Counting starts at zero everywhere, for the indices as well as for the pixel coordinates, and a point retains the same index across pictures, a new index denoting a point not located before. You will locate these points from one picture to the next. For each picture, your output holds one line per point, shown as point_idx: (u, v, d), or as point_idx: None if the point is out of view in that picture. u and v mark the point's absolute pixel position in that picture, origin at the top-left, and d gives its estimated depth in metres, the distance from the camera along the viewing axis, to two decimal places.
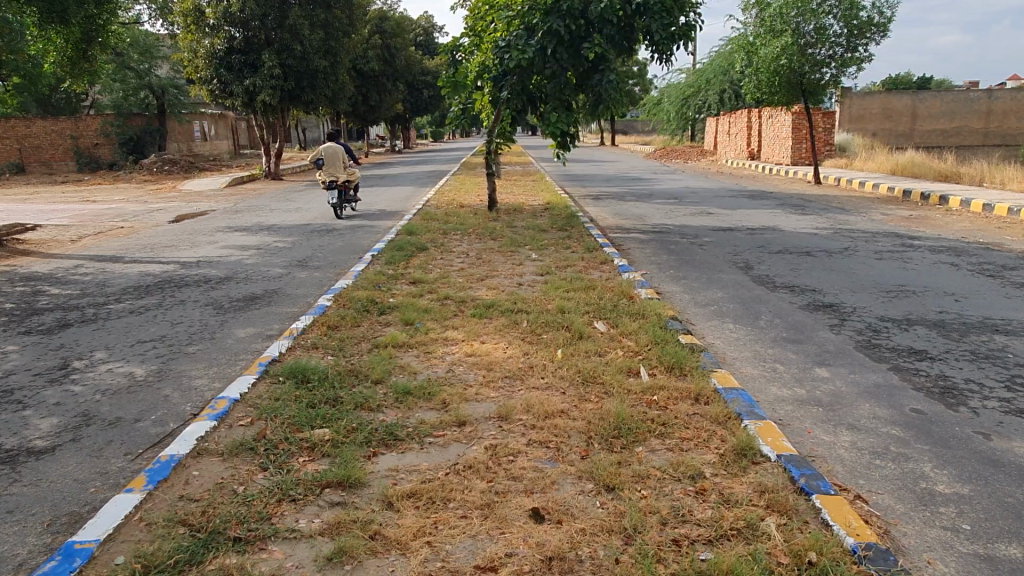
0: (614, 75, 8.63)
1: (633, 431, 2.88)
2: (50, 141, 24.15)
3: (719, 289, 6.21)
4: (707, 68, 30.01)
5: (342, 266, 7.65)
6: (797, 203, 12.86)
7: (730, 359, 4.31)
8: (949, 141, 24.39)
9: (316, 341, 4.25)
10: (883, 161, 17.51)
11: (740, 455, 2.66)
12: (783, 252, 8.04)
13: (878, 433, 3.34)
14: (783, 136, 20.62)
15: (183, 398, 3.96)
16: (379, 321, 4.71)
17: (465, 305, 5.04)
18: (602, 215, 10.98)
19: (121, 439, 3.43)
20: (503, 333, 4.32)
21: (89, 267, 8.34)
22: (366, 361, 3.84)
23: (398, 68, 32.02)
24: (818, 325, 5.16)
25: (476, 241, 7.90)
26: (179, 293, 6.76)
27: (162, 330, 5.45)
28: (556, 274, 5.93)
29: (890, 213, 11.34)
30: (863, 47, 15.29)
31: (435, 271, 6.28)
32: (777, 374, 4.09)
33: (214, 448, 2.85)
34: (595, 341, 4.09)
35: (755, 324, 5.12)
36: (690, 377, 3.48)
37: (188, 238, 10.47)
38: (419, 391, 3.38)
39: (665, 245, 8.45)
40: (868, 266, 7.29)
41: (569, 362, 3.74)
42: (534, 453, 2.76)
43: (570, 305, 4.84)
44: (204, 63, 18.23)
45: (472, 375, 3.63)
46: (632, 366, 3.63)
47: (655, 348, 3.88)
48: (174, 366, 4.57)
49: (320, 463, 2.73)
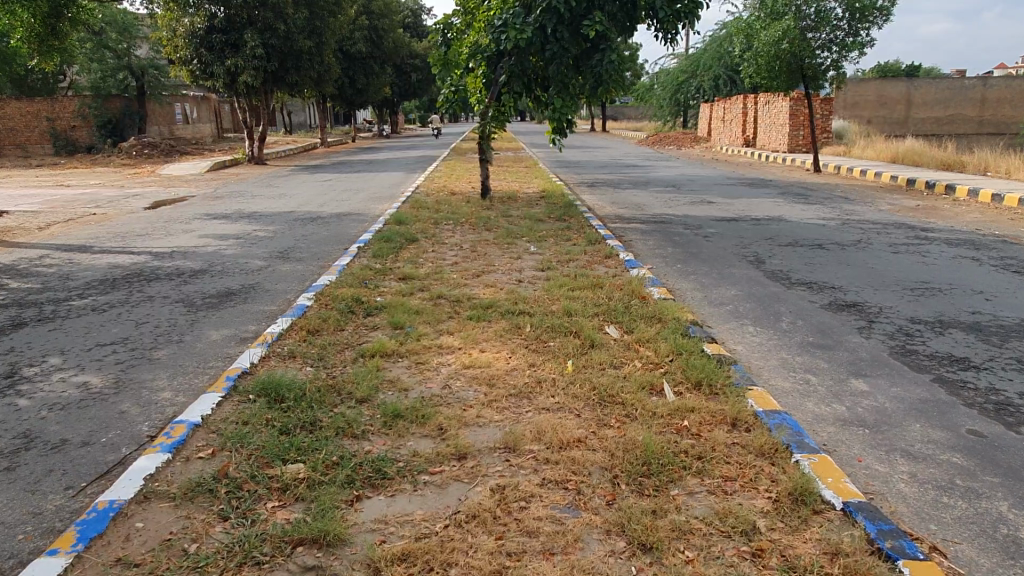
0: (616, 56, 8.07)
1: (666, 468, 2.44)
2: (24, 123, 23.40)
3: (733, 286, 5.76)
4: (701, 53, 29.48)
5: (326, 258, 7.14)
6: (798, 191, 12.46)
7: (756, 369, 3.88)
8: (943, 129, 24.15)
9: (293, 349, 3.76)
10: (881, 149, 17.09)
11: (798, 501, 2.23)
12: (793, 244, 7.62)
13: (938, 461, 2.92)
14: (780, 122, 20.21)
15: (141, 415, 3.47)
16: (365, 324, 4.23)
17: (460, 305, 4.56)
18: (599, 204, 10.50)
19: (65, 468, 2.95)
20: (504, 340, 3.85)
21: (53, 258, 7.78)
22: (350, 375, 3.36)
23: (386, 51, 31.26)
24: (845, 327, 4.75)
25: (469, 232, 7.43)
26: (146, 288, 6.23)
27: (125, 331, 4.94)
28: (557, 270, 5.46)
29: (896, 202, 10.96)
30: (864, 31, 14.87)
31: (426, 265, 5.82)
32: (811, 389, 3.66)
33: (165, 490, 2.36)
34: (608, 350, 3.64)
35: (777, 327, 4.69)
36: (722, 397, 3.01)
37: (164, 226, 9.92)
38: (411, 413, 2.91)
39: (668, 237, 8.01)
40: (885, 261, 6.87)
41: (581, 377, 3.29)
42: (550, 497, 2.30)
43: (577, 306, 4.38)
44: (184, 43, 17.47)
45: (472, 392, 3.16)
46: (654, 382, 3.18)
47: (677, 360, 3.42)
48: (134, 375, 4.08)
49: (293, 510, 2.26)
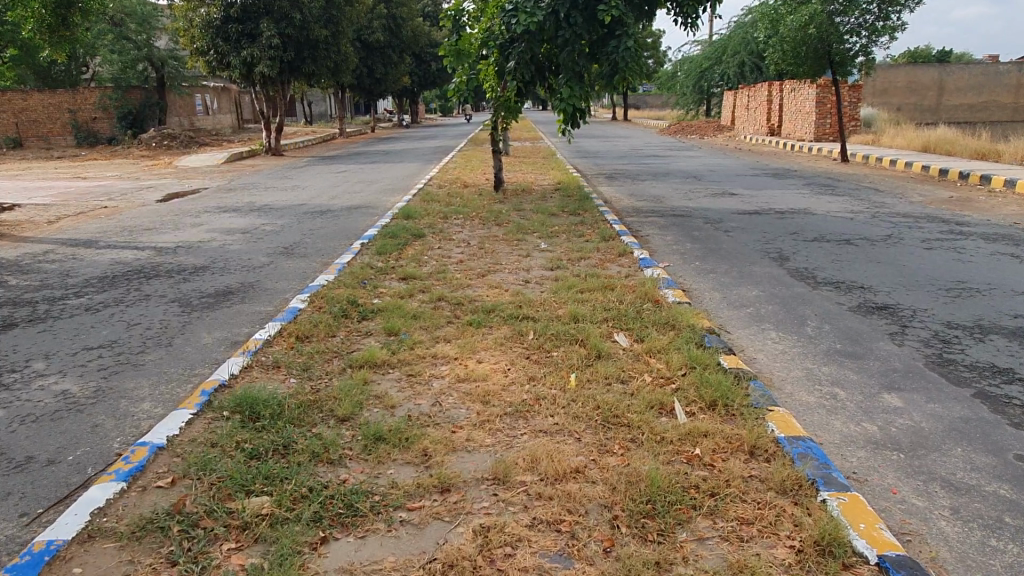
0: (632, 41, 7.71)
1: (673, 507, 2.16)
2: (47, 115, 23.58)
3: (754, 287, 5.42)
4: (726, 39, 28.78)
5: (330, 254, 6.90)
6: (824, 182, 12.02)
7: (778, 381, 3.56)
8: (976, 116, 23.37)
9: (278, 359, 3.52)
10: (912, 138, 16.48)
11: (824, 553, 1.94)
12: (819, 240, 7.24)
13: (983, 494, 2.60)
14: (805, 110, 19.62)
15: (115, 430, 3.25)
16: (358, 329, 3.98)
17: (461, 309, 4.29)
18: (617, 196, 10.17)
19: (24, 491, 2.73)
20: (503, 349, 3.57)
21: (56, 254, 7.63)
22: (335, 389, 3.11)
23: (405, 40, 30.95)
24: (876, 333, 4.41)
25: (478, 227, 7.14)
26: (144, 286, 6.04)
27: (115, 333, 4.75)
28: (567, 270, 5.16)
29: (927, 194, 10.48)
30: (895, 15, 14.21)
31: (430, 264, 5.55)
32: (838, 405, 3.34)
33: (113, 528, 2.13)
34: (616, 361, 3.34)
35: (801, 333, 4.36)
36: (738, 419, 2.71)
37: (172, 220, 9.76)
38: (394, 436, 2.66)
39: (687, 231, 7.66)
40: (917, 258, 6.46)
41: (584, 394, 3.00)
42: (539, 542, 2.03)
43: (584, 310, 4.08)
44: (200, 32, 17.32)
45: (463, 411, 2.89)
46: (663, 401, 2.89)
47: (690, 374, 3.12)
48: (116, 383, 3.86)
49: (251, 554, 2.02)
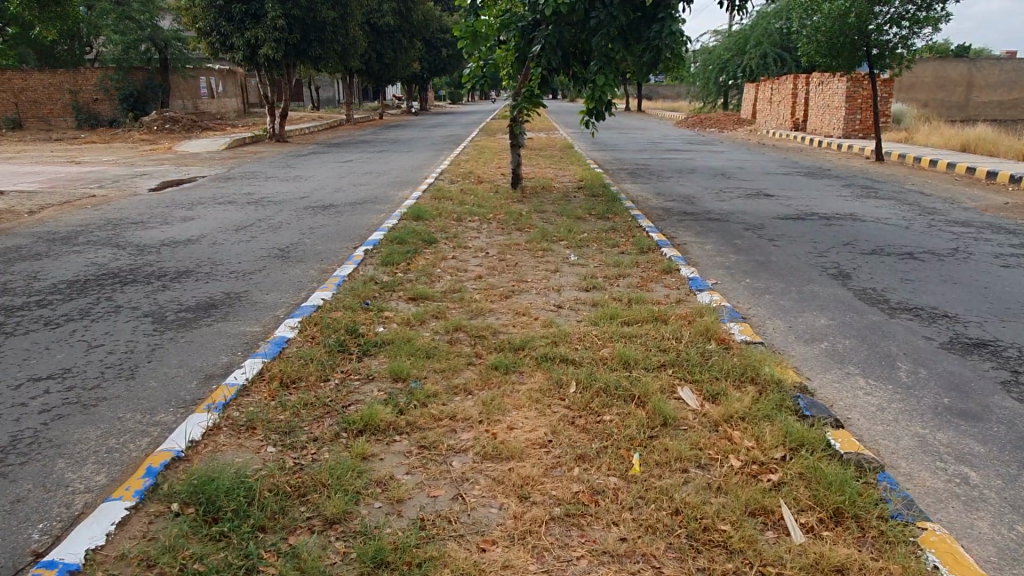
0: (677, 25, 6.89)
1: None
2: (47, 96, 22.99)
3: (822, 313, 4.63)
4: (749, 29, 27.72)
5: (330, 260, 6.14)
6: (864, 183, 11.21)
7: (889, 457, 2.80)
8: (1006, 113, 22.31)
9: (253, 417, 2.76)
10: (950, 136, 15.58)
11: None
12: (879, 253, 6.43)
13: None
14: (834, 105, 18.72)
15: (39, 510, 2.48)
16: (358, 371, 3.21)
17: (483, 343, 3.52)
18: (644, 195, 9.40)
19: None
20: (542, 408, 2.81)
21: (28, 250, 6.91)
22: (323, 468, 2.36)
23: (416, 25, 30.08)
24: (985, 380, 3.62)
25: (497, 232, 6.39)
26: (117, 295, 5.29)
27: (72, 360, 3.99)
28: (606, 292, 4.40)
29: (981, 199, 9.64)
30: (940, 5, 13.28)
31: (445, 279, 4.80)
32: (978, 496, 2.56)
33: None
34: (689, 433, 2.58)
35: (896, 380, 3.58)
36: (879, 545, 1.95)
37: (162, 213, 9.02)
38: (401, 559, 1.91)
39: (729, 239, 6.87)
40: (999, 277, 5.65)
41: (656, 488, 2.23)
42: None
43: (635, 352, 3.31)
44: (201, 12, 16.51)
45: (496, 513, 2.14)
46: (768, 505, 2.13)
47: (794, 461, 2.35)
48: (57, 433, 3.10)
49: None
